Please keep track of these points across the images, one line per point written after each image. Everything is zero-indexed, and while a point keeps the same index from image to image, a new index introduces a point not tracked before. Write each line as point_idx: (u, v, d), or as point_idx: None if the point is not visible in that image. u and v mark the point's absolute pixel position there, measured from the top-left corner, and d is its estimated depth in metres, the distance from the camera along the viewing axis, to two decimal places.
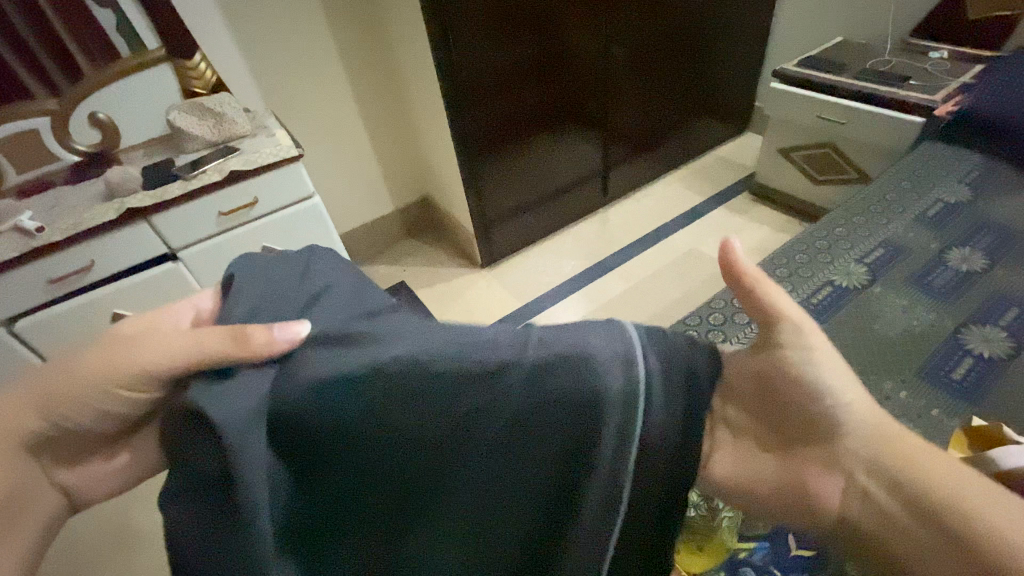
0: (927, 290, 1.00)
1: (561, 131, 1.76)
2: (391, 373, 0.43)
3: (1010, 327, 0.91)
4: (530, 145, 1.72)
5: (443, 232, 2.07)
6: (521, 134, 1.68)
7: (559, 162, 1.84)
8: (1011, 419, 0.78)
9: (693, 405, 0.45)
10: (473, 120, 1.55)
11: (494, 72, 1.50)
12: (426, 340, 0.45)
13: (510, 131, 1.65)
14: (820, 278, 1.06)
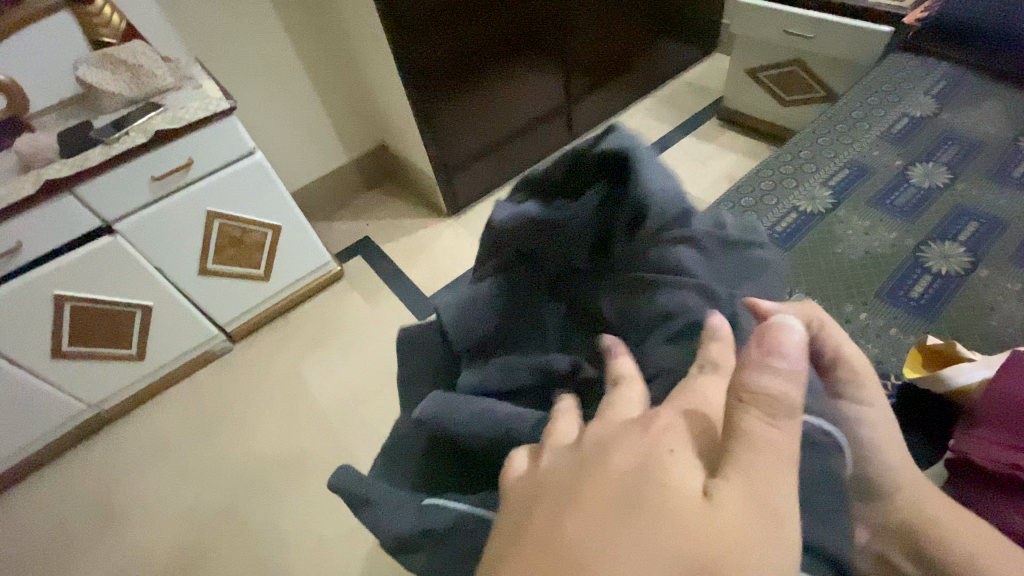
0: (889, 209, 0.99)
1: (519, 65, 1.65)
2: None
3: (969, 241, 0.91)
4: (488, 84, 1.62)
5: (402, 182, 1.96)
6: (476, 73, 1.57)
7: (522, 97, 1.73)
8: (965, 334, 0.80)
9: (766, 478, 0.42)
10: (428, 60, 1.45)
11: (439, 4, 1.38)
12: None
13: (469, 69, 1.55)
14: (783, 204, 1.03)
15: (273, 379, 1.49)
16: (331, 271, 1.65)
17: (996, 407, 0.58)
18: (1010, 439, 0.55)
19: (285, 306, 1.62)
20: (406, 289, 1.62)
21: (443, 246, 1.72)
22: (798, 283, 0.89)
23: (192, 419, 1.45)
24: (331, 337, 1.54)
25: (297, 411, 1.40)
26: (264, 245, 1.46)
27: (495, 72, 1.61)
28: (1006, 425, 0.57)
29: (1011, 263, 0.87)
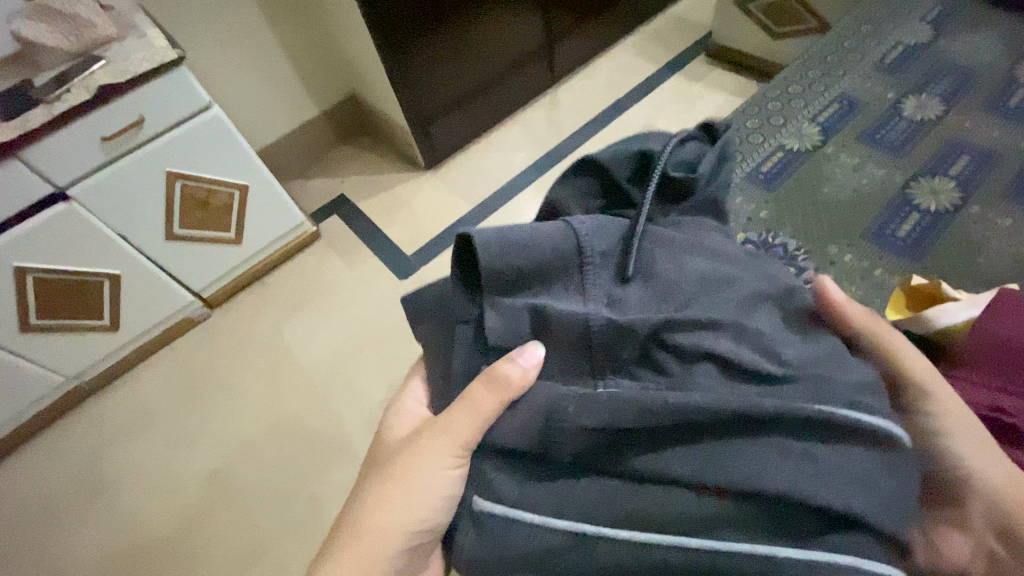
0: (878, 144, 0.95)
1: (494, 6, 1.54)
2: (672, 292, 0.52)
3: (961, 176, 0.88)
4: (461, 27, 1.51)
5: (377, 135, 1.87)
6: (448, 17, 1.46)
7: (499, 38, 1.62)
8: (951, 273, 0.78)
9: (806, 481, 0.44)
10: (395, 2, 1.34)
11: None
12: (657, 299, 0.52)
13: (441, 10, 1.43)
14: (769, 143, 0.98)
15: (254, 345, 1.46)
16: (307, 232, 1.59)
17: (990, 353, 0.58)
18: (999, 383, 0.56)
19: (262, 270, 1.57)
20: (385, 248, 1.57)
21: (422, 201, 1.66)
22: (782, 226, 0.86)
23: (175, 388, 1.43)
24: (311, 300, 1.50)
25: (281, 376, 1.39)
26: (232, 207, 1.40)
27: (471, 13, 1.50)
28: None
29: (1002, 198, 0.84)
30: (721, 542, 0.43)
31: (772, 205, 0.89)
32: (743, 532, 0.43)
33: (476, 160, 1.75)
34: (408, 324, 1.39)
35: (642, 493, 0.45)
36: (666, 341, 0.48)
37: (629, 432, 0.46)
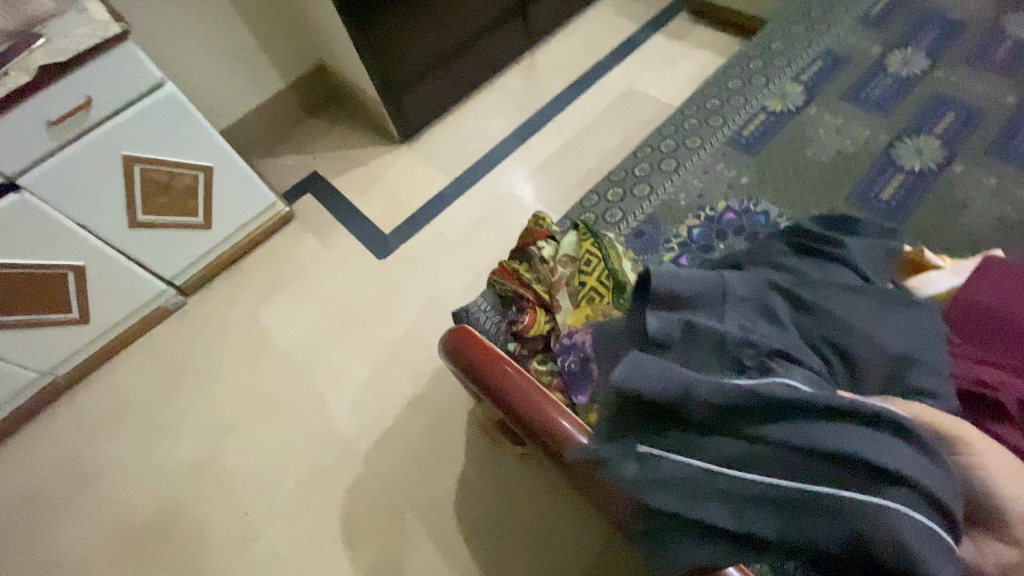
0: (862, 103, 0.91)
1: None
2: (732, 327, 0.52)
3: (944, 133, 0.85)
4: None
5: (347, 107, 1.78)
6: None
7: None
8: (933, 233, 0.76)
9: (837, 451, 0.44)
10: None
11: None
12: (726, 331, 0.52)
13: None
14: (751, 105, 0.94)
15: (232, 331, 1.42)
16: (279, 213, 1.54)
17: (968, 319, 0.53)
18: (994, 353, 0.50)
19: (235, 254, 1.52)
20: (361, 226, 1.52)
21: (398, 176, 1.60)
22: (763, 192, 0.84)
23: (154, 378, 1.40)
24: (287, 283, 1.46)
25: (261, 362, 1.35)
26: (198, 189, 1.34)
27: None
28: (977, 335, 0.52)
29: (987, 157, 0.82)
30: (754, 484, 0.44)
31: (753, 170, 0.86)
32: (796, 474, 0.44)
33: (452, 130, 1.68)
34: (388, 305, 1.36)
35: (717, 450, 0.46)
36: (742, 364, 0.49)
37: (733, 404, 0.46)
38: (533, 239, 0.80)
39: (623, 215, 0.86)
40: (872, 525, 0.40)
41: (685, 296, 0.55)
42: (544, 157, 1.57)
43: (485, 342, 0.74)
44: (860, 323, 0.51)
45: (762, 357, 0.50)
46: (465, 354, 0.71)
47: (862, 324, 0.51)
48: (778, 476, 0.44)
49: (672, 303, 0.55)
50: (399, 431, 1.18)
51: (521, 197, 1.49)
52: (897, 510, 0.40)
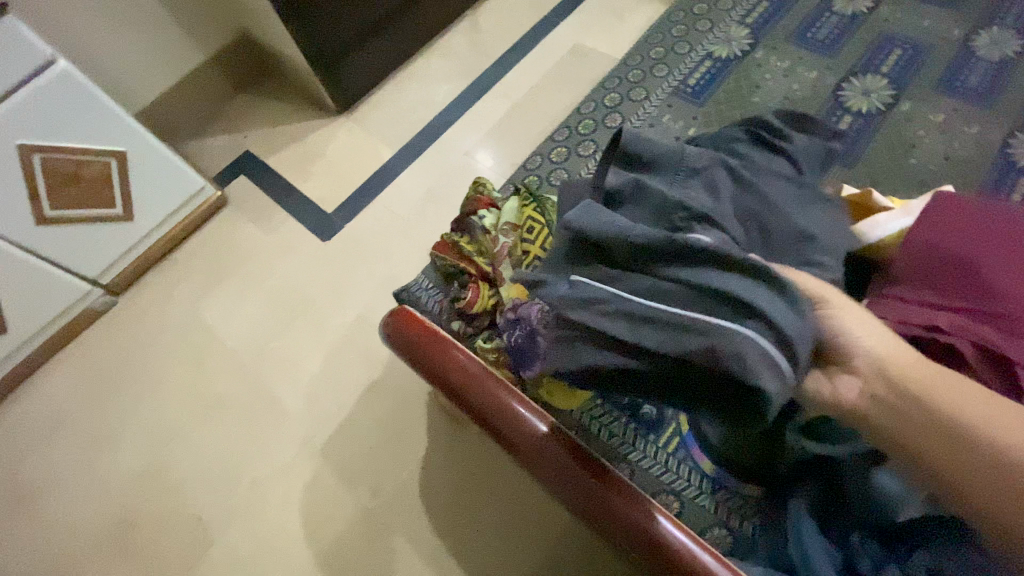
0: (809, 45, 0.87)
1: None
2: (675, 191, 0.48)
3: (892, 72, 0.83)
4: None
5: (279, 79, 1.65)
6: None
7: None
8: (882, 176, 0.74)
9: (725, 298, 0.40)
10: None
11: None
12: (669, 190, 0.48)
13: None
14: (696, 52, 0.90)
15: (170, 329, 1.32)
16: (211, 198, 1.42)
17: (924, 259, 0.43)
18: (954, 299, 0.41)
19: (166, 246, 1.40)
20: (303, 208, 1.42)
21: (339, 151, 1.49)
22: None
23: (87, 386, 1.30)
24: (227, 273, 1.36)
25: (204, 360, 1.26)
26: (111, 177, 1.21)
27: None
28: (930, 278, 0.43)
29: (933, 93, 0.80)
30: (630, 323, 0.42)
31: (701, 121, 0.82)
32: (667, 302, 0.41)
33: (394, 99, 1.57)
34: (337, 290, 1.28)
35: (617, 286, 0.44)
36: (671, 217, 0.46)
37: (641, 246, 0.43)
38: (474, 208, 0.75)
39: (568, 176, 0.81)
40: (716, 351, 0.38)
41: (652, 167, 0.52)
42: (493, 122, 1.48)
43: (428, 323, 0.69)
44: (780, 199, 0.48)
45: (690, 212, 0.46)
46: (408, 337, 0.66)
47: (781, 200, 0.48)
48: (655, 313, 0.42)
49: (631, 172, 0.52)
50: (358, 420, 1.13)
51: (471, 167, 1.41)
52: (748, 338, 0.38)
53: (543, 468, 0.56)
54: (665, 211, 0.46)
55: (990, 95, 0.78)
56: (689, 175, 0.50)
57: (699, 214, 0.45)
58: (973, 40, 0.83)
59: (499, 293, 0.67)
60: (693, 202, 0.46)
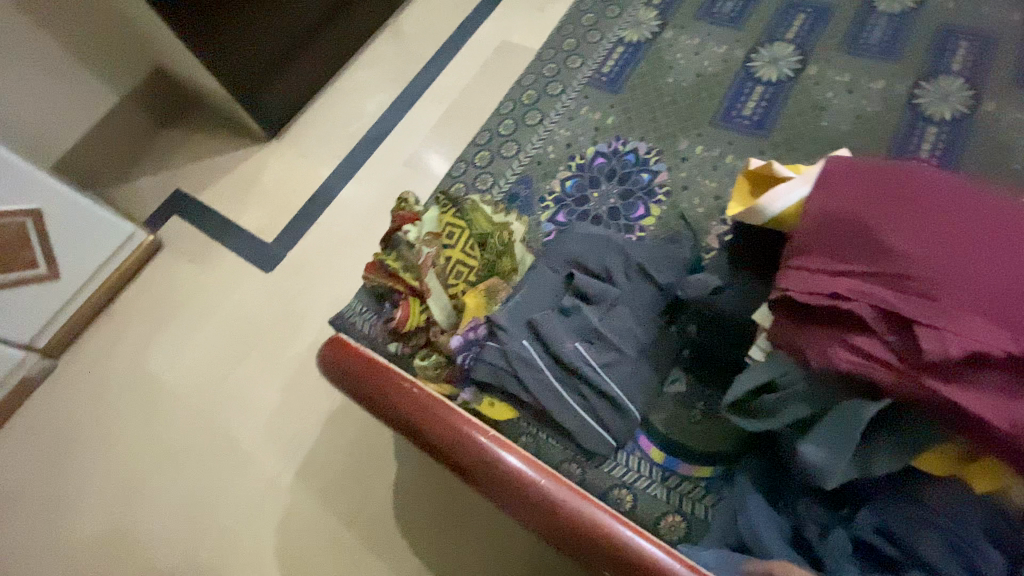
0: (715, 20, 0.88)
1: None
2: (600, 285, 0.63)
3: (798, 38, 0.83)
4: None
5: (202, 110, 1.59)
6: None
7: None
8: (797, 142, 0.74)
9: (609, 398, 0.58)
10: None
11: None
12: (596, 285, 0.62)
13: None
14: (607, 39, 0.89)
15: (117, 383, 1.27)
16: (144, 241, 1.37)
17: (827, 228, 0.42)
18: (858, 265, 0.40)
19: (103, 300, 1.34)
20: (243, 240, 1.38)
21: (273, 177, 1.45)
22: (630, 129, 0.80)
23: (34, 454, 1.23)
24: (171, 317, 1.31)
25: (156, 412, 1.21)
26: (30, 237, 1.14)
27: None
28: (834, 245, 0.41)
29: (838, 53, 0.81)
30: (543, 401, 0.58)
31: (618, 109, 0.82)
32: (565, 381, 0.58)
33: (324, 118, 1.53)
34: (287, 321, 1.25)
35: (535, 363, 0.58)
36: (594, 315, 0.61)
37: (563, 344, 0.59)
38: (398, 224, 0.73)
39: (493, 179, 0.81)
40: (590, 434, 0.58)
41: (586, 257, 0.66)
42: (427, 130, 1.45)
43: (364, 350, 0.67)
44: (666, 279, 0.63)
45: (604, 306, 0.61)
46: (345, 365, 0.64)
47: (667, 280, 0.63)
48: (560, 392, 0.58)
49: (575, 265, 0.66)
50: (323, 451, 1.10)
51: (410, 179, 1.38)
52: (612, 426, 0.58)
53: (497, 490, 0.53)
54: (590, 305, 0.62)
55: (892, 49, 0.80)
56: (615, 264, 0.64)
57: (608, 309, 0.61)
58: None
59: (429, 309, 0.64)
60: (613, 298, 0.61)
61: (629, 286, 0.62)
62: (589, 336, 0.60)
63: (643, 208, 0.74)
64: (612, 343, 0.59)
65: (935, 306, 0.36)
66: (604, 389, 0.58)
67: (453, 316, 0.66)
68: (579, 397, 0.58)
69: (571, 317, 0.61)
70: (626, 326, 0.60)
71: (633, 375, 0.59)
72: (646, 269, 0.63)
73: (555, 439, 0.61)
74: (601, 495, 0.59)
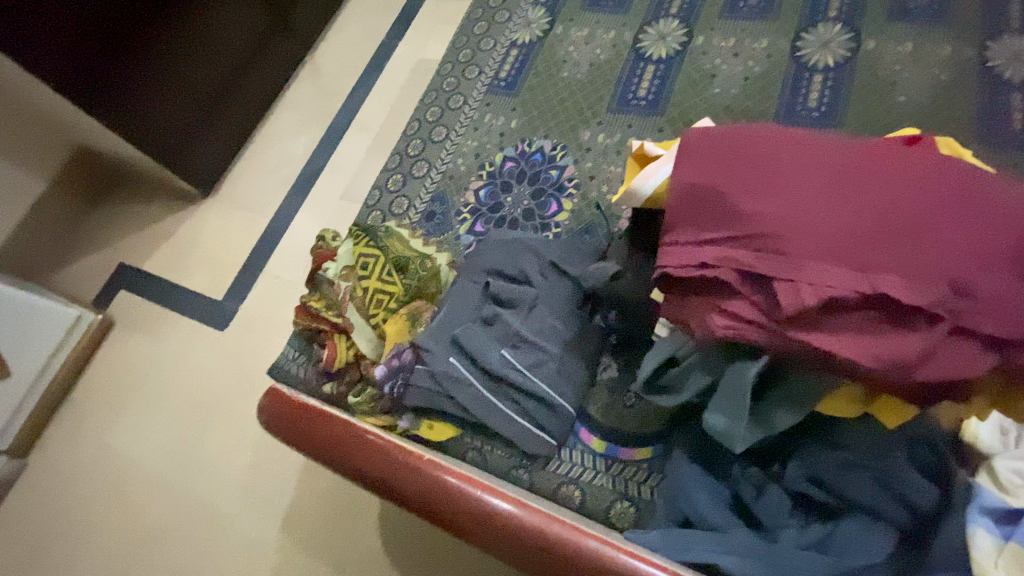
0: (601, 7, 0.89)
1: (212, 17, 1.35)
2: (517, 289, 0.62)
3: (682, 11, 0.85)
4: (184, 54, 1.33)
5: (134, 181, 1.57)
6: (163, 52, 1.28)
7: (234, 47, 1.42)
8: (693, 114, 0.76)
9: (543, 399, 0.58)
10: (48, 28, 1.11)
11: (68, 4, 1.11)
12: (514, 289, 0.62)
13: (118, 16, 1.19)
14: (501, 45, 0.90)
15: (87, 470, 1.24)
16: (92, 322, 1.35)
17: (689, 202, 0.43)
18: (720, 232, 0.40)
19: (60, 389, 1.32)
20: (193, 303, 1.36)
21: (214, 235, 1.44)
22: (534, 129, 0.81)
23: (12, 561, 1.20)
24: (132, 393, 1.29)
25: (132, 492, 1.19)
26: None
27: (160, 6, 1.24)
28: (699, 216, 0.42)
29: (721, 20, 0.82)
30: (477, 415, 0.58)
31: (519, 111, 0.83)
32: (495, 392, 0.58)
33: (255, 167, 1.52)
34: (249, 377, 1.24)
35: (462, 380, 0.58)
36: (514, 321, 0.60)
37: (486, 356, 0.58)
38: (319, 264, 0.73)
39: (409, 201, 0.81)
40: (531, 441, 0.58)
41: (502, 263, 0.65)
42: (359, 161, 1.44)
43: (300, 397, 0.67)
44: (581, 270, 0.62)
45: (524, 308, 0.61)
46: (283, 415, 0.63)
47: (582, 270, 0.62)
48: (493, 403, 0.58)
49: (495, 272, 0.65)
50: (304, 498, 1.09)
51: (350, 212, 1.37)
52: (549, 428, 0.58)
53: (457, 521, 0.51)
54: (510, 310, 0.62)
55: (771, 5, 0.81)
56: (530, 265, 0.63)
57: (527, 311, 0.61)
58: None
59: (355, 344, 0.66)
60: (530, 299, 0.61)
61: (544, 285, 0.62)
62: (513, 341, 0.60)
63: (556, 205, 0.74)
64: (536, 345, 0.59)
65: (787, 259, 0.37)
66: (534, 392, 0.57)
67: (380, 346, 0.66)
68: (511, 402, 0.58)
69: (493, 326, 0.61)
70: (548, 326, 0.59)
71: (559, 373, 0.59)
72: (560, 265, 0.62)
73: (498, 449, 0.61)
74: (550, 495, 0.59)
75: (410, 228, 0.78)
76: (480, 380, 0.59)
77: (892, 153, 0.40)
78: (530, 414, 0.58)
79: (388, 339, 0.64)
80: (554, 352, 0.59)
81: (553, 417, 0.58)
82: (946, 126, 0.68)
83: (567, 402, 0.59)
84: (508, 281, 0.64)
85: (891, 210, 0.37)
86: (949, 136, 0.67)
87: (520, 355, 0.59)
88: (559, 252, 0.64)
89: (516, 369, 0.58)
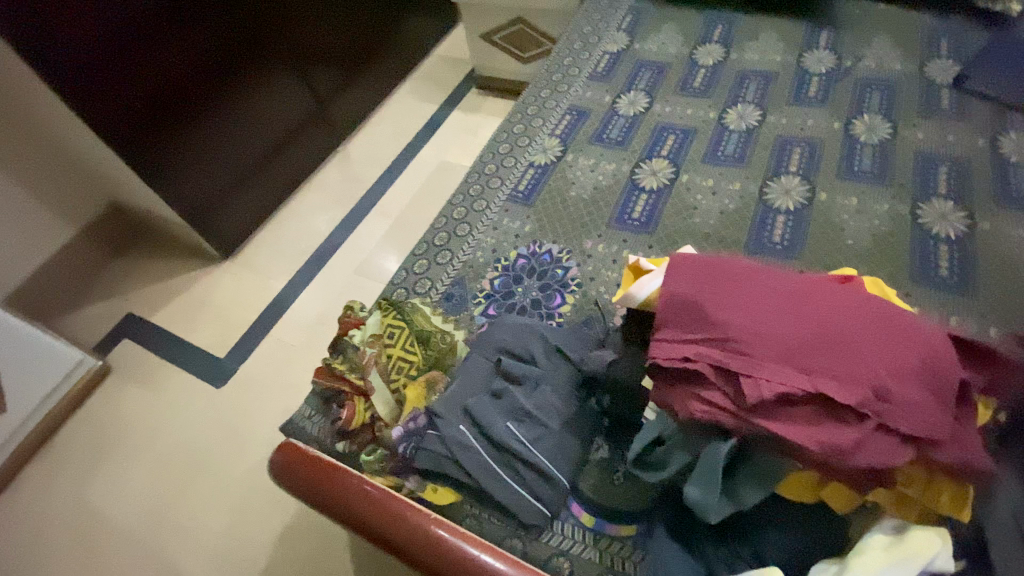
0: (605, 143, 1.08)
1: (268, 118, 1.59)
2: (524, 368, 0.71)
3: (671, 154, 1.03)
4: (239, 145, 1.54)
5: (160, 237, 1.67)
6: (222, 143, 1.49)
7: (280, 140, 1.64)
8: (678, 237, 0.91)
9: (542, 471, 0.64)
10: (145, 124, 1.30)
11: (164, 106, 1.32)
12: (522, 367, 0.71)
13: (187, 103, 1.37)
14: (520, 164, 1.07)
15: (52, 521, 1.20)
16: (93, 367, 1.37)
17: (677, 306, 0.54)
18: (701, 335, 0.51)
19: (43, 434, 1.30)
20: (196, 358, 1.40)
21: (227, 296, 1.52)
22: (544, 234, 0.95)
23: None
24: (117, 443, 1.29)
25: (96, 549, 1.15)
26: None
27: (229, 107, 1.47)
28: (684, 320, 0.53)
29: (703, 164, 1.00)
30: (481, 482, 0.64)
31: (533, 219, 0.97)
32: (500, 461, 0.65)
33: (277, 238, 1.64)
34: (241, 437, 1.25)
35: (471, 448, 0.65)
36: (520, 397, 0.68)
37: (494, 427, 0.65)
38: (345, 330, 0.82)
39: (431, 283, 0.92)
40: (528, 510, 0.64)
41: (512, 343, 0.74)
42: (374, 243, 1.58)
43: (313, 451, 0.72)
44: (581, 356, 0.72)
45: (529, 386, 0.69)
46: (297, 468, 0.68)
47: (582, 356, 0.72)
48: (496, 471, 0.64)
49: (505, 351, 0.74)
50: (279, 568, 1.07)
51: (360, 288, 1.48)
52: (545, 499, 0.64)
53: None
54: (517, 386, 0.69)
55: (743, 157, 1.00)
56: (537, 347, 0.73)
57: (532, 389, 0.69)
58: (724, 119, 1.06)
59: (373, 405, 0.72)
60: (536, 379, 0.70)
61: (549, 367, 0.71)
62: (518, 415, 0.67)
63: (560, 298, 0.86)
64: (539, 421, 0.66)
65: (751, 360, 0.47)
66: (534, 464, 0.64)
67: (395, 409, 0.73)
68: (513, 472, 0.64)
69: (501, 399, 0.68)
70: (549, 404, 0.68)
71: (557, 448, 0.66)
72: (563, 350, 0.72)
73: (495, 517, 0.67)
74: (542, 564, 0.64)
75: (430, 306, 0.88)
76: (487, 449, 0.65)
77: (830, 287, 0.52)
78: (529, 485, 0.64)
79: (406, 403, 0.72)
80: (554, 428, 0.66)
81: (549, 489, 0.64)
82: (884, 267, 0.83)
83: (562, 476, 0.65)
84: (516, 360, 0.72)
85: (828, 329, 0.48)
86: (886, 275, 0.82)
87: (524, 429, 0.66)
88: (563, 339, 0.74)
89: (520, 442, 0.65)
